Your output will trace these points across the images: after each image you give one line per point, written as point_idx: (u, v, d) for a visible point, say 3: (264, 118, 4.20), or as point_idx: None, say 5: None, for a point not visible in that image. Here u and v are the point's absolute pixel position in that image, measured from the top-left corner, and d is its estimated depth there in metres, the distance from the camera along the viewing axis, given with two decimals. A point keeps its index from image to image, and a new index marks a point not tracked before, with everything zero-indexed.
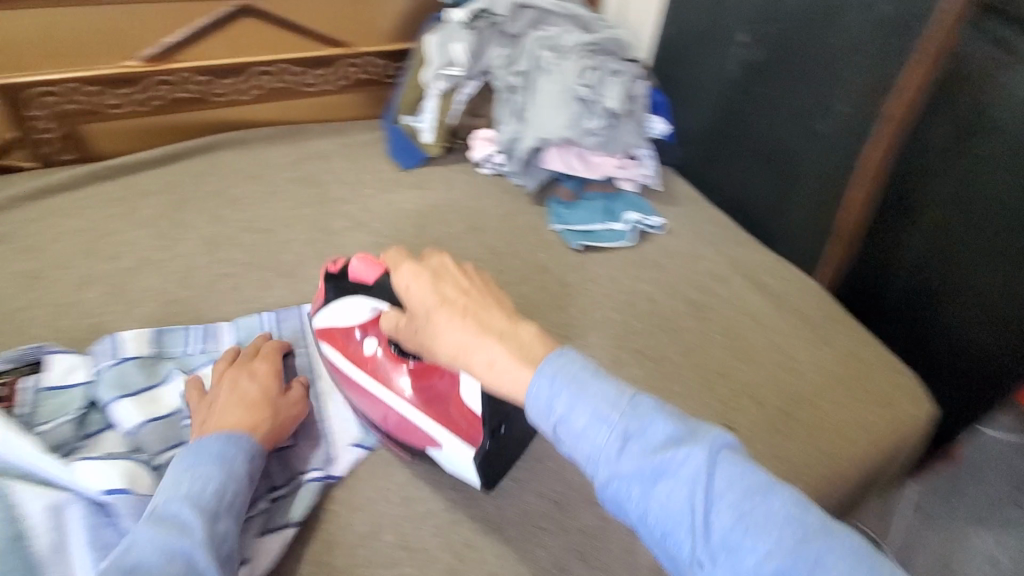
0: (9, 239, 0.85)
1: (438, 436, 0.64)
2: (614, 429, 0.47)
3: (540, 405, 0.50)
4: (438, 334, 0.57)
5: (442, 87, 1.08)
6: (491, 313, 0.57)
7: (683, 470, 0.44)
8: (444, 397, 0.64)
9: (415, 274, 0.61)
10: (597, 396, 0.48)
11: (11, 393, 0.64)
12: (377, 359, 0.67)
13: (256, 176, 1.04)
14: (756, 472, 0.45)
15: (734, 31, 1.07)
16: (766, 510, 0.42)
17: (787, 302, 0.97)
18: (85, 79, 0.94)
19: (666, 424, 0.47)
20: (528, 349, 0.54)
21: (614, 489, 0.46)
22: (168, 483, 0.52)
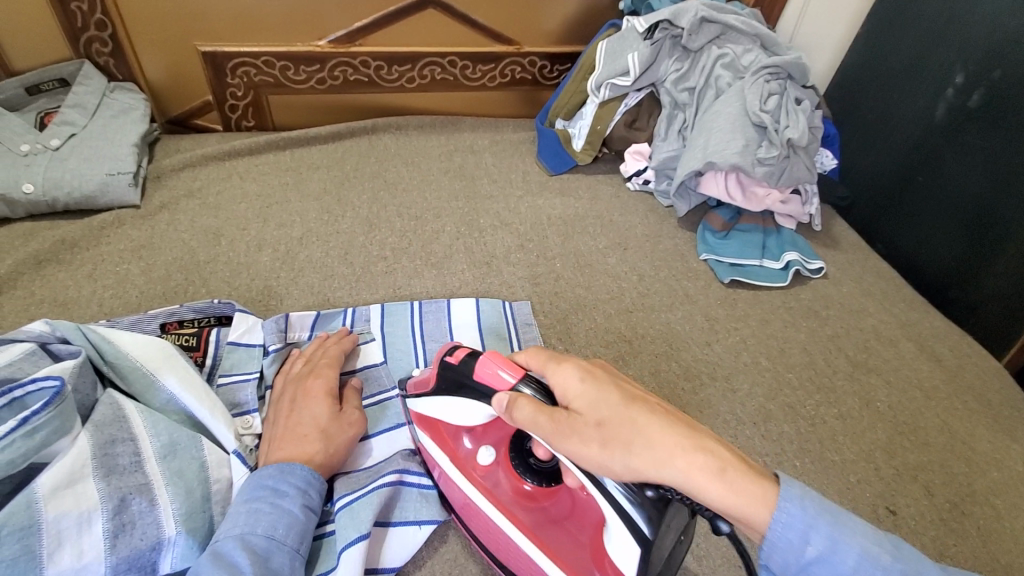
0: (198, 195, 0.92)
1: (549, 570, 0.53)
2: (826, 538, 0.46)
3: (776, 522, 0.45)
4: (636, 456, 0.45)
5: (605, 96, 1.07)
6: (664, 419, 0.47)
7: (845, 560, 0.45)
8: (573, 532, 0.55)
9: (591, 394, 0.48)
10: (819, 509, 0.46)
11: (199, 343, 0.68)
12: (494, 468, 0.59)
13: (413, 161, 1.07)
14: (929, 575, 0.45)
15: (949, 71, 0.96)
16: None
17: (965, 380, 0.86)
18: (280, 54, 1.01)
19: (836, 532, 0.46)
20: (738, 476, 0.45)
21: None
22: (229, 515, 0.51)
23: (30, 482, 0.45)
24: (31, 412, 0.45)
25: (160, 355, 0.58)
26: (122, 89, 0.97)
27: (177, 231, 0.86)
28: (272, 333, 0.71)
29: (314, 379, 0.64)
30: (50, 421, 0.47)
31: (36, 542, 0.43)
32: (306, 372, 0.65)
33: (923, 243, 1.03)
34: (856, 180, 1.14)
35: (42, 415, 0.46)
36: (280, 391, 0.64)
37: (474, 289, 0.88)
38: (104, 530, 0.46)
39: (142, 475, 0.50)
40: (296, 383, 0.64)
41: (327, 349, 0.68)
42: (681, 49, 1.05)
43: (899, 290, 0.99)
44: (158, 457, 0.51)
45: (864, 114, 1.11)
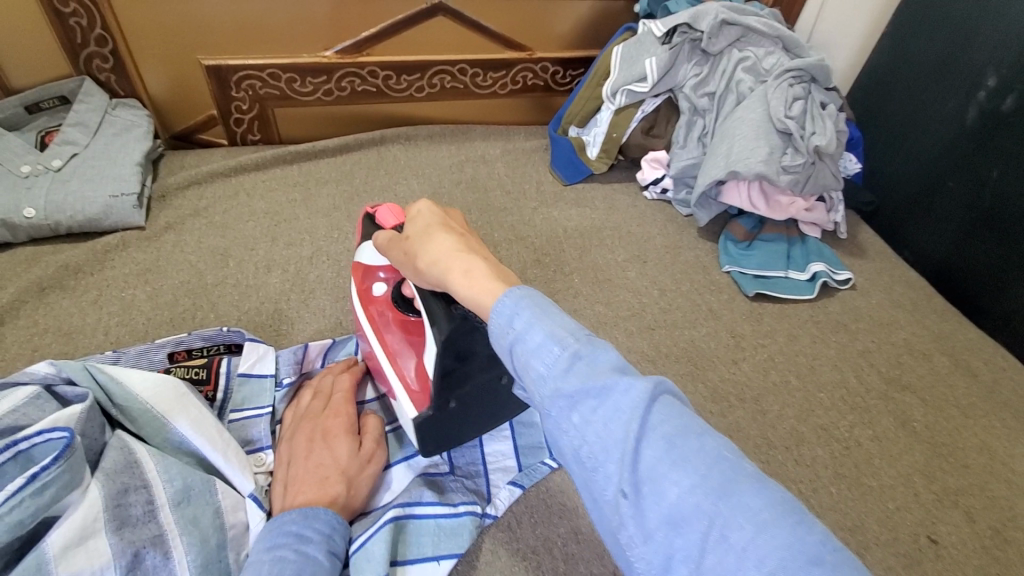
0: (205, 214, 0.89)
1: (395, 391, 0.63)
2: (565, 352, 0.39)
3: (502, 326, 0.42)
4: (429, 254, 0.51)
5: (622, 102, 1.03)
6: (472, 241, 0.52)
7: (620, 399, 0.37)
8: (416, 353, 0.63)
9: (419, 216, 0.55)
10: (560, 324, 0.41)
11: (210, 376, 0.65)
12: (382, 308, 0.67)
13: (424, 174, 1.04)
14: (692, 418, 0.38)
15: (982, 72, 0.91)
16: (696, 451, 0.36)
17: (1004, 397, 0.82)
18: (286, 66, 0.98)
19: (618, 362, 0.39)
20: (507, 280, 0.46)
21: (552, 416, 0.39)
22: (248, 566, 0.46)
23: (40, 541, 0.42)
24: (41, 466, 0.42)
25: (171, 395, 0.54)
26: (124, 106, 0.94)
27: (183, 252, 0.83)
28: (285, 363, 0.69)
29: (333, 417, 0.61)
30: (60, 476, 0.44)
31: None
32: (323, 408, 0.62)
33: (953, 249, 0.99)
34: (883, 184, 1.10)
35: (52, 469, 0.43)
36: (293, 427, 0.60)
37: None
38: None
39: (156, 525, 0.47)
40: (313, 420, 0.61)
41: (343, 382, 0.66)
42: (700, 53, 1.01)
43: (931, 300, 0.96)
44: (173, 505, 0.49)
45: (890, 116, 1.07)
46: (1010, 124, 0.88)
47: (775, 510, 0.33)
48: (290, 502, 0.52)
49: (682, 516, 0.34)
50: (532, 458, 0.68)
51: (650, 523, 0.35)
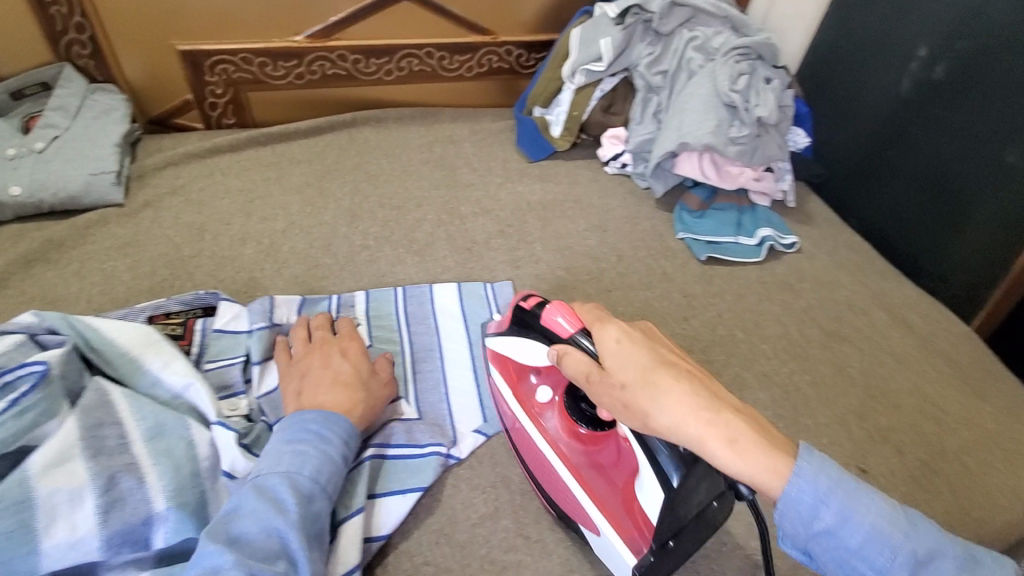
0: (182, 192, 0.93)
1: (601, 525, 0.58)
2: (894, 547, 0.45)
3: (797, 513, 0.46)
4: (658, 392, 0.49)
5: (580, 82, 1.09)
6: (726, 395, 0.50)
7: (885, 548, 0.45)
8: (618, 481, 0.59)
9: (639, 345, 0.53)
10: (872, 508, 0.45)
11: (186, 332, 0.70)
12: (563, 421, 0.65)
13: (394, 153, 1.09)
14: (994, 574, 0.46)
15: (913, 45, 0.98)
16: (872, 551, 0.45)
17: (934, 346, 0.89)
18: (258, 50, 1.02)
19: (943, 546, 0.45)
20: (778, 445, 0.47)
21: (829, 553, 0.46)
22: (270, 452, 0.54)
23: (22, 460, 0.48)
24: (22, 392, 0.50)
25: (144, 341, 0.61)
26: (103, 91, 0.97)
27: (162, 228, 0.88)
28: (258, 314, 0.73)
29: (347, 341, 0.68)
30: (39, 402, 0.51)
31: (31, 517, 0.47)
32: (331, 336, 0.69)
33: (893, 214, 1.06)
34: (830, 155, 1.16)
35: (31, 395, 0.51)
36: (311, 351, 0.66)
37: (456, 274, 0.90)
38: (95, 505, 0.49)
39: (129, 455, 0.52)
40: (327, 344, 0.68)
41: (343, 321, 0.72)
42: (653, 33, 1.07)
43: (872, 262, 1.02)
44: (145, 438, 0.54)
45: (834, 91, 1.14)
46: (943, 91, 0.95)
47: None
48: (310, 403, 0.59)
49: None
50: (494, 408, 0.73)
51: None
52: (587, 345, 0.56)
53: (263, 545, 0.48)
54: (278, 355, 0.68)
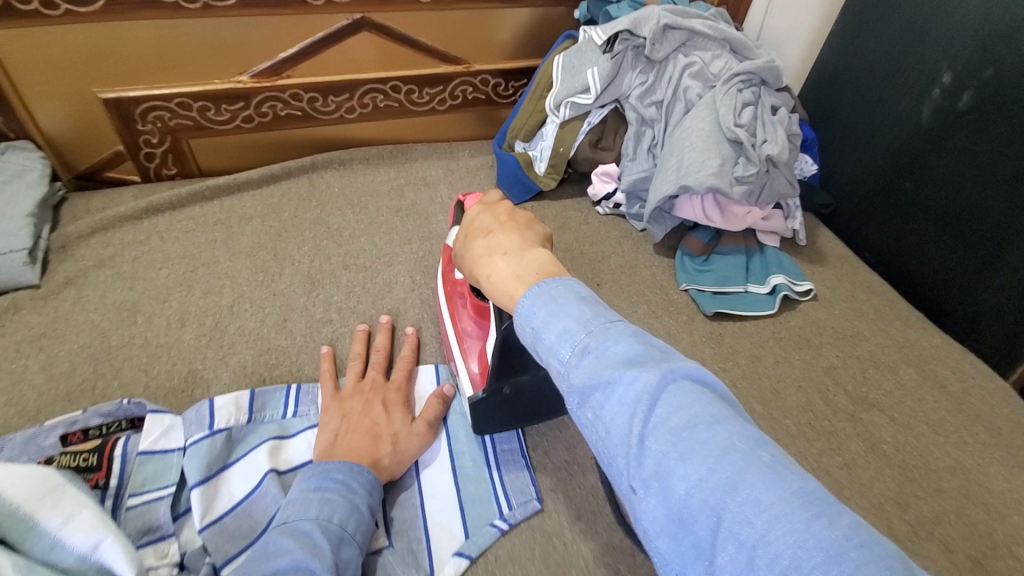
0: (111, 264, 0.81)
1: (460, 369, 0.70)
2: (576, 347, 0.40)
3: (524, 325, 0.44)
4: (464, 246, 0.59)
5: (566, 115, 0.97)
6: (521, 239, 0.55)
7: (626, 392, 0.37)
8: (482, 341, 0.69)
9: (478, 210, 0.61)
10: (573, 319, 0.42)
11: (102, 461, 0.57)
12: (461, 291, 0.74)
13: (360, 202, 0.97)
14: (715, 403, 0.37)
15: (935, 68, 0.88)
16: (616, 405, 0.37)
17: (974, 407, 0.79)
18: (196, 94, 0.89)
19: (641, 360, 0.39)
20: (528, 267, 0.50)
21: (571, 408, 0.40)
22: (297, 500, 0.53)
23: None
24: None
25: (41, 492, 0.50)
26: (16, 148, 0.85)
27: (85, 311, 0.75)
28: (195, 426, 0.61)
29: (392, 390, 0.68)
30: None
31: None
32: (382, 382, 0.70)
33: (911, 251, 0.96)
34: (840, 185, 1.07)
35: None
36: (350, 393, 0.67)
37: (433, 348, 0.79)
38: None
39: None
40: (372, 390, 0.68)
41: (403, 367, 0.73)
42: (644, 60, 0.96)
43: (893, 306, 0.93)
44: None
45: (844, 115, 1.04)
46: (971, 120, 0.84)
47: (785, 502, 0.31)
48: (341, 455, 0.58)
49: (689, 506, 0.33)
50: (478, 521, 0.61)
51: (657, 513, 0.34)
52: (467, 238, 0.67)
53: None
54: (323, 384, 0.69)
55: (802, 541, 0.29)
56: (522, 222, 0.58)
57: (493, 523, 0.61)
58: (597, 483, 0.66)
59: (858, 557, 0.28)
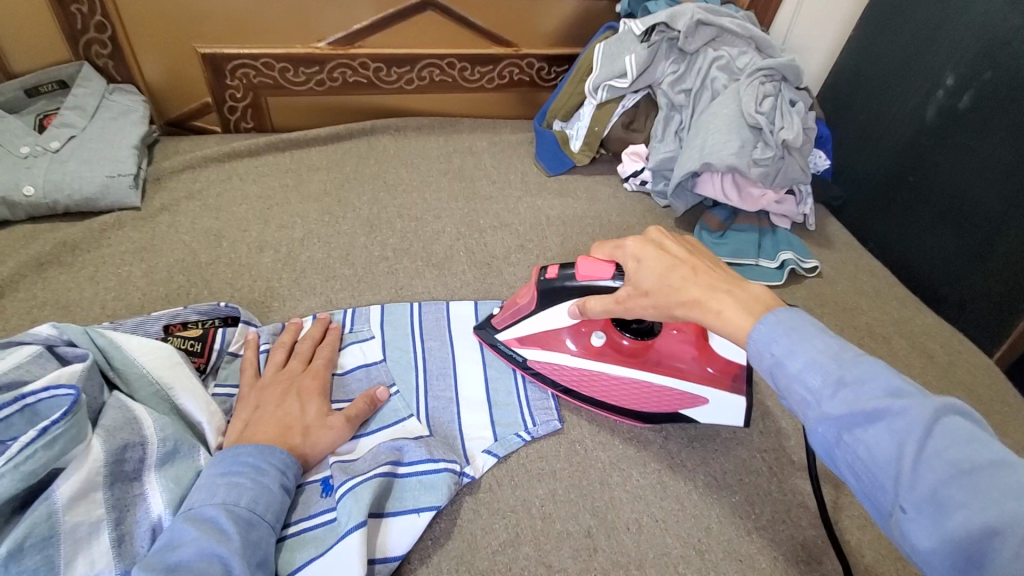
0: (198, 196, 0.92)
1: (705, 393, 0.71)
2: (826, 378, 0.42)
3: (761, 355, 0.46)
4: (669, 286, 0.55)
5: (603, 97, 1.08)
6: (728, 274, 0.54)
7: (898, 426, 0.38)
8: (683, 360, 0.72)
9: (644, 249, 0.59)
10: (817, 348, 0.43)
11: (205, 348, 0.69)
12: (605, 347, 0.74)
13: (413, 163, 1.08)
14: (992, 443, 0.36)
15: (940, 73, 0.97)
16: (885, 436, 0.38)
17: (956, 376, 0.89)
18: (279, 55, 1.02)
19: (956, 427, 0.37)
20: (756, 302, 0.50)
21: (822, 433, 0.42)
22: (203, 485, 0.53)
23: (47, 491, 0.47)
24: (52, 420, 0.47)
25: (166, 364, 0.60)
26: (121, 91, 0.97)
27: (178, 233, 0.86)
28: (270, 336, 0.74)
29: (309, 380, 0.68)
30: (68, 430, 0.48)
31: (56, 551, 0.45)
32: (300, 370, 0.69)
33: (912, 241, 1.05)
34: (850, 178, 1.16)
35: (61, 424, 0.47)
36: (269, 379, 0.66)
37: (475, 289, 0.89)
38: (110, 539, 0.48)
39: (139, 485, 0.52)
40: (289, 379, 0.67)
41: (323, 352, 0.72)
42: (677, 51, 1.06)
43: (891, 288, 1.02)
44: (160, 465, 0.54)
45: (858, 115, 1.13)
46: (971, 119, 0.94)
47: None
48: (243, 436, 0.59)
49: (967, 534, 0.34)
50: (503, 429, 0.71)
51: (929, 534, 0.36)
52: (605, 284, 0.63)
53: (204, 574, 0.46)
54: (243, 370, 0.68)
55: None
56: (705, 253, 0.58)
57: (517, 434, 0.70)
58: None
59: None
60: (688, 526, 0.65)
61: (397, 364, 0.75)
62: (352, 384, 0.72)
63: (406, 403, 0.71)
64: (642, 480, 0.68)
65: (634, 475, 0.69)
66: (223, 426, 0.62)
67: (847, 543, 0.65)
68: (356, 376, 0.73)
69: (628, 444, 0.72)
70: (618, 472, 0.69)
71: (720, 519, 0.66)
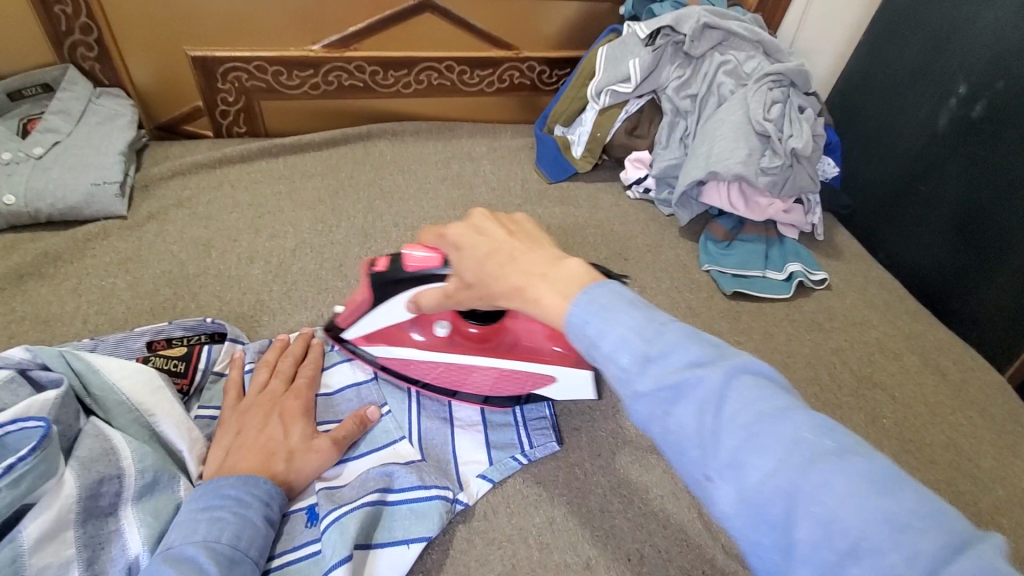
0: (188, 204, 0.89)
1: (555, 370, 0.69)
2: (635, 355, 0.38)
3: (578, 335, 0.41)
4: (489, 273, 0.51)
5: (605, 102, 1.05)
6: (549, 254, 0.49)
7: (699, 397, 0.36)
8: (522, 336, 0.72)
9: (469, 230, 0.54)
10: (631, 324, 0.39)
11: (188, 369, 0.66)
12: (453, 335, 0.71)
13: (410, 169, 1.05)
14: (779, 397, 0.36)
15: (952, 80, 0.94)
16: (693, 410, 0.36)
17: (969, 395, 0.86)
18: (272, 58, 0.98)
19: (744, 386, 0.37)
20: (569, 281, 0.44)
21: (636, 410, 0.39)
22: (182, 522, 0.50)
23: (13, 531, 0.44)
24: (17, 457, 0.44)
25: (147, 389, 0.57)
26: (108, 94, 0.94)
27: (165, 243, 0.83)
28: (255, 353, 0.71)
29: (294, 400, 0.65)
30: (36, 466, 0.45)
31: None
32: (284, 390, 0.66)
33: (922, 252, 1.02)
34: (858, 186, 1.13)
35: (28, 459, 0.44)
36: (252, 400, 0.63)
37: None
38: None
39: (115, 521, 0.49)
40: (273, 399, 0.64)
41: (307, 370, 0.69)
42: (683, 55, 1.03)
43: (902, 301, 0.99)
44: (138, 499, 0.51)
45: (868, 122, 1.10)
46: (984, 128, 0.90)
47: (856, 485, 0.32)
48: (224, 464, 0.56)
49: (764, 494, 0.34)
50: (499, 452, 0.68)
51: (729, 501, 0.35)
52: (437, 272, 0.61)
53: None
54: (226, 391, 0.65)
55: (862, 507, 0.31)
56: (528, 231, 0.54)
57: (514, 457, 0.67)
58: (617, 426, 0.73)
59: (922, 527, 0.30)
60: (692, 558, 0.62)
61: (388, 385, 0.72)
62: (342, 403, 0.70)
63: (398, 424, 0.68)
64: (644, 507, 0.65)
65: (636, 502, 0.66)
66: (205, 454, 0.59)
67: None
68: (346, 395, 0.70)
69: (630, 468, 0.69)
70: (619, 499, 0.66)
71: (726, 549, 0.63)
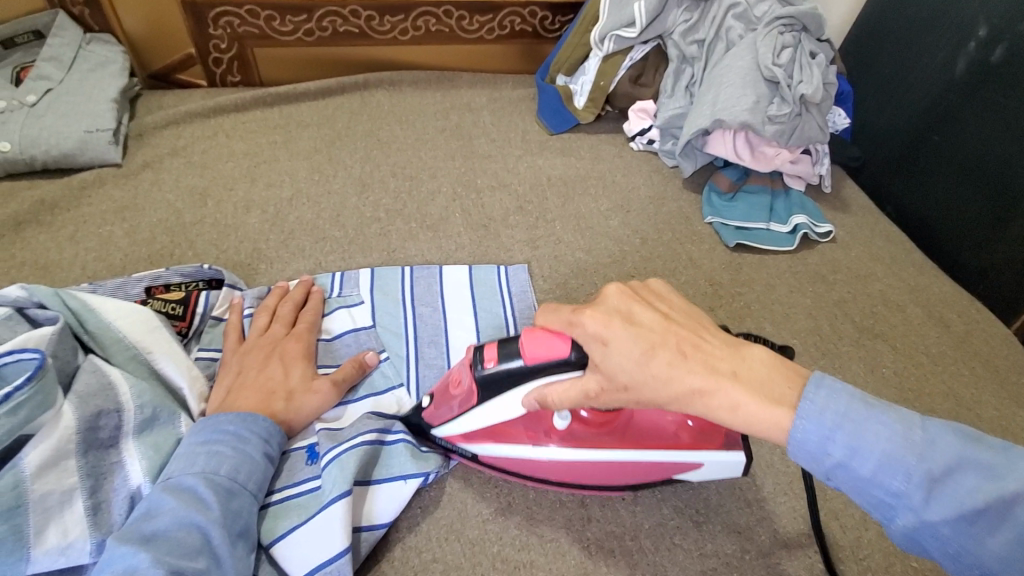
0: (183, 153, 0.88)
1: (703, 455, 0.59)
2: (902, 473, 0.43)
3: (811, 457, 0.45)
4: (656, 378, 0.47)
5: (609, 48, 1.02)
6: (722, 339, 0.49)
7: (979, 505, 0.41)
8: (640, 415, 0.61)
9: (608, 327, 0.49)
10: (886, 441, 0.43)
11: (186, 313, 0.66)
12: (571, 425, 0.60)
13: (408, 119, 1.02)
14: None
15: (973, 22, 0.90)
16: (990, 527, 0.41)
17: (972, 346, 0.85)
18: (265, 3, 0.96)
19: (977, 460, 0.41)
20: (766, 382, 0.47)
21: (914, 528, 0.43)
22: (182, 454, 0.51)
23: (15, 459, 0.45)
24: (14, 386, 0.45)
25: (144, 328, 0.58)
26: (98, 41, 0.92)
27: (161, 191, 0.83)
28: (254, 299, 0.71)
29: (293, 343, 0.65)
30: (34, 396, 0.46)
31: (25, 520, 0.44)
32: (284, 334, 0.66)
33: (932, 204, 1.00)
34: (869, 139, 1.10)
35: (25, 390, 0.45)
36: (252, 343, 0.64)
37: (471, 253, 0.85)
38: (83, 507, 0.47)
39: (116, 453, 0.50)
40: (273, 342, 0.65)
41: (307, 315, 0.69)
42: None
43: (909, 254, 0.97)
44: (137, 433, 0.52)
45: (882, 69, 1.06)
46: (1004, 74, 0.87)
47: None
48: (225, 403, 0.57)
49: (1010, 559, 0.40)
50: None
51: None
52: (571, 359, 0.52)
53: (183, 543, 0.45)
54: (226, 335, 0.66)
55: None
56: (681, 311, 0.51)
57: None
58: None
59: None
60: (686, 497, 0.63)
61: (386, 331, 0.72)
62: (339, 349, 0.70)
63: (397, 370, 0.69)
64: None
65: None
66: (205, 392, 0.60)
67: (850, 517, 0.63)
68: (343, 341, 0.71)
69: None
70: None
71: (719, 490, 0.63)
